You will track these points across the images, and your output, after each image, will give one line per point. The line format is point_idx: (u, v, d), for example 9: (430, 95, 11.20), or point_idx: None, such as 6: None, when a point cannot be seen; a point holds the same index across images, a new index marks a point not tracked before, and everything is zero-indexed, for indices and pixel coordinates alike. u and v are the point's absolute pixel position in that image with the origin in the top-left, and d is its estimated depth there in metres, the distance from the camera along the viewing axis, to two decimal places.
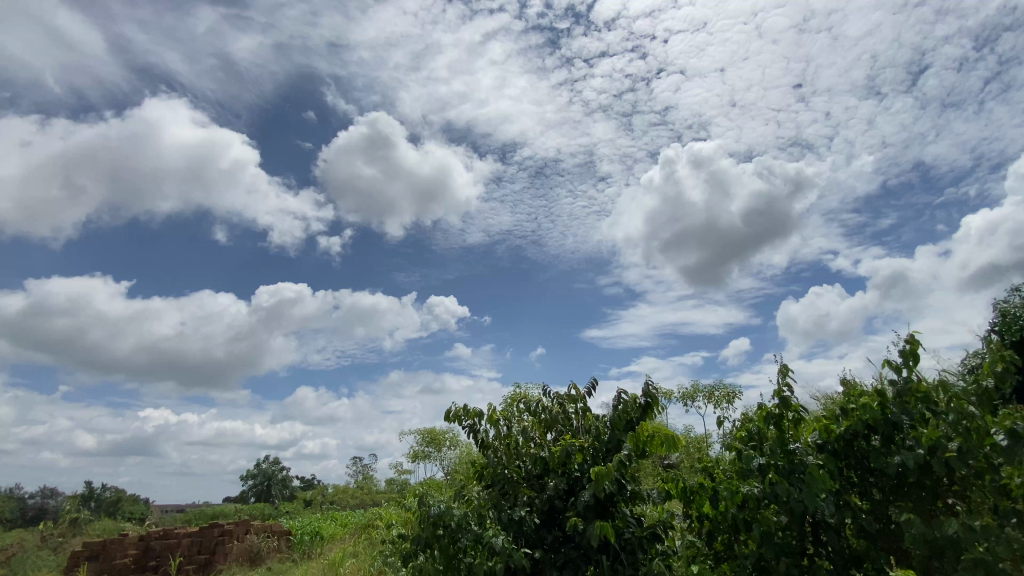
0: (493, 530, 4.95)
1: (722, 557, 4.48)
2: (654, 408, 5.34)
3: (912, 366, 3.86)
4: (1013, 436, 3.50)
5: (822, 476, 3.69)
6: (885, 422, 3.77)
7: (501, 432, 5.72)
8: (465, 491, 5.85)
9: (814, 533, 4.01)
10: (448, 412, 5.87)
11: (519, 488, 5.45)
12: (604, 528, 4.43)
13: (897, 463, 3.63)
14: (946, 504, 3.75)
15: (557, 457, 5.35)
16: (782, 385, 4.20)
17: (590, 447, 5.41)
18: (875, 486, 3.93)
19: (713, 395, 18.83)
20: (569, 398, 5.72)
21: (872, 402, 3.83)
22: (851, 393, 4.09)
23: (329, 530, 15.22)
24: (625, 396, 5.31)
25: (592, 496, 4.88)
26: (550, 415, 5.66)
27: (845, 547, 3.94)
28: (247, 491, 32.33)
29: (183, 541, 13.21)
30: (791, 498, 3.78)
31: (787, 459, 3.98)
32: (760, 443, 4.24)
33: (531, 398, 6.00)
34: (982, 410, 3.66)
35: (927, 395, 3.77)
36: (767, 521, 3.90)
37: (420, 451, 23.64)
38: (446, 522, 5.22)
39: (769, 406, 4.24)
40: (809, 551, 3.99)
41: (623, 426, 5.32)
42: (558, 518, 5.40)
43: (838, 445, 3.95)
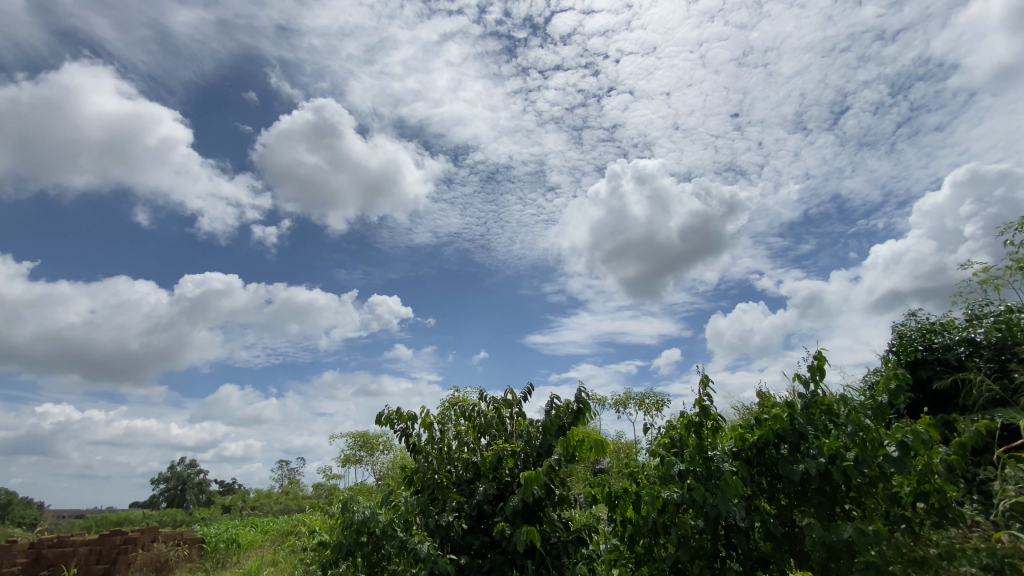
0: (419, 536, 4.84)
1: (642, 560, 4.62)
2: (586, 414, 5.44)
3: (819, 381, 4.16)
4: (902, 448, 3.83)
5: (735, 482, 3.88)
6: (793, 432, 4.04)
7: (435, 436, 5.64)
8: (393, 497, 5.70)
9: (727, 536, 4.20)
10: (381, 415, 5.70)
11: (449, 493, 5.36)
12: (530, 533, 4.44)
13: (802, 470, 3.88)
14: (843, 509, 4.05)
15: (489, 461, 5.29)
16: (703, 395, 4.41)
17: (522, 452, 5.45)
18: (782, 492, 4.19)
19: (645, 403, 19.49)
20: (505, 402, 5.73)
21: (782, 413, 4.10)
22: (765, 404, 4.37)
23: (247, 537, 14.35)
24: (557, 403, 5.46)
25: (520, 501, 4.87)
26: (484, 419, 5.62)
27: (753, 550, 4.17)
28: (158, 496, 29.90)
29: (81, 550, 11.76)
30: (706, 503, 3.96)
31: (705, 465, 4.19)
32: (681, 449, 4.44)
33: (467, 402, 5.95)
34: (877, 423, 4.00)
35: (830, 408, 4.07)
36: (684, 525, 4.08)
37: (351, 455, 22.83)
38: (371, 528, 5.06)
39: (691, 414, 4.44)
40: (721, 553, 4.20)
41: (555, 431, 5.40)
42: (486, 524, 5.36)
43: (751, 453, 4.20)
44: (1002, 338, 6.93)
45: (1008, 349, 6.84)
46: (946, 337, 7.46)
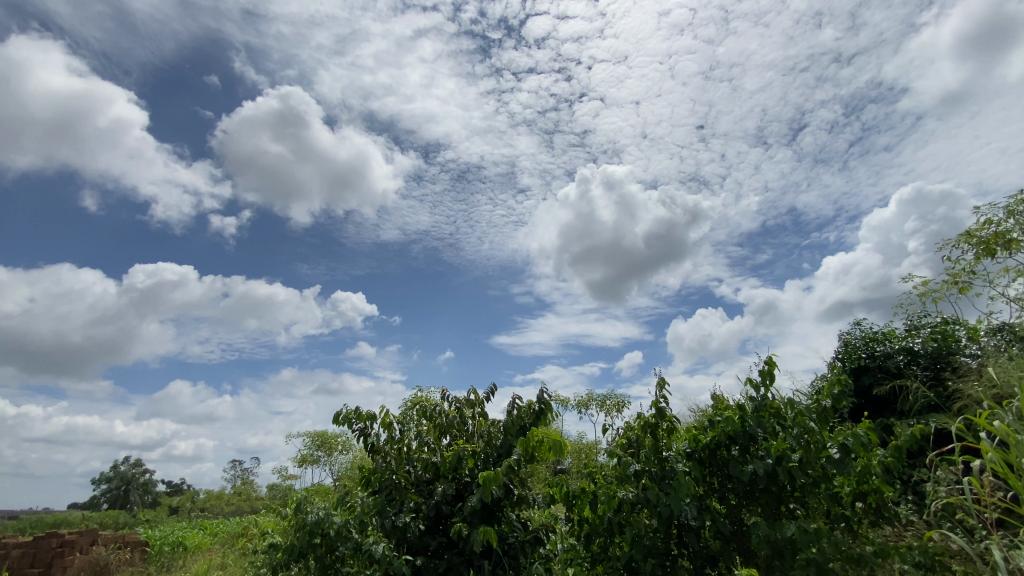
0: (374, 537, 4.76)
1: (597, 559, 4.69)
2: (547, 415, 5.48)
3: (768, 385, 4.33)
4: (843, 450, 4.03)
5: (688, 482, 4.00)
6: (743, 434, 4.18)
7: (394, 436, 5.56)
8: (349, 498, 5.58)
9: (679, 535, 4.31)
10: (338, 414, 5.58)
11: (406, 493, 5.28)
12: (487, 534, 4.43)
13: (750, 470, 4.04)
14: (788, 508, 4.23)
15: (449, 462, 5.24)
16: (660, 396, 4.52)
17: (482, 452, 5.43)
18: (731, 492, 4.33)
19: (606, 404, 19.81)
20: (467, 403, 5.71)
21: (734, 415, 4.24)
22: (718, 406, 4.51)
23: (195, 540, 13.74)
24: (519, 403, 5.48)
25: (479, 501, 4.85)
26: (446, 419, 5.58)
27: (703, 548, 4.30)
28: (98, 496, 28.28)
29: (12, 553, 11.08)
30: (660, 502, 4.06)
31: (659, 465, 4.30)
32: (638, 450, 4.54)
33: (429, 402, 5.89)
34: (821, 426, 4.20)
35: (778, 411, 4.23)
36: (638, 524, 4.18)
37: (308, 455, 22.23)
38: (324, 529, 4.94)
39: (648, 415, 4.55)
40: (673, 552, 4.31)
41: (516, 431, 5.41)
42: (444, 525, 5.32)
43: (704, 454, 4.33)
44: (938, 348, 7.43)
45: (943, 358, 7.33)
46: (888, 346, 7.88)
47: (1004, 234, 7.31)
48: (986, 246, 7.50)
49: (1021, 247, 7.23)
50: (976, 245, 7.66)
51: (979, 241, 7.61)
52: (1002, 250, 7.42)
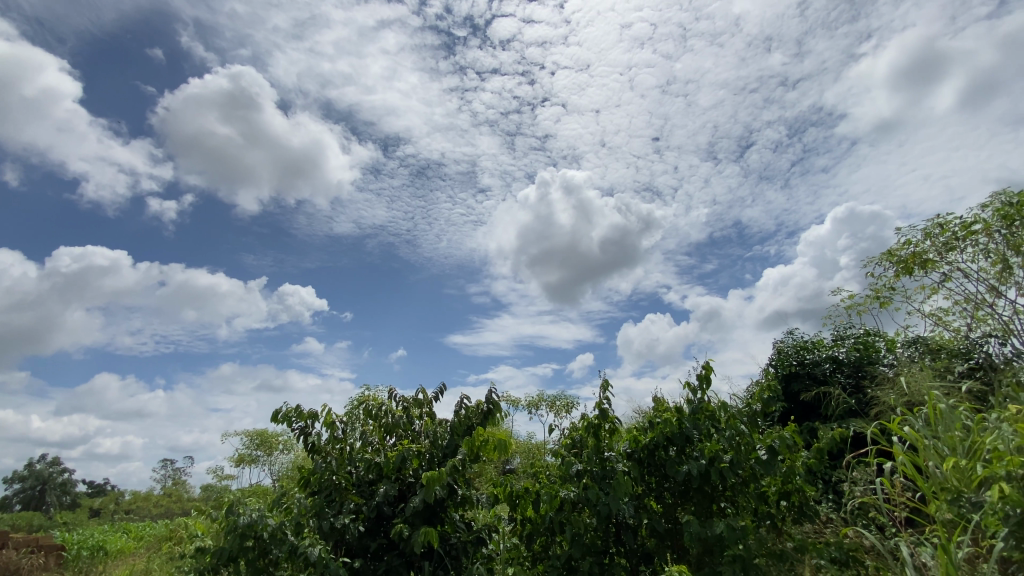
0: (310, 539, 4.61)
1: (538, 558, 4.74)
2: (495, 416, 5.48)
3: (705, 389, 4.52)
4: (770, 451, 4.26)
5: (626, 481, 4.12)
6: (680, 435, 4.35)
7: (336, 436, 5.41)
8: (286, 499, 5.38)
9: (617, 533, 4.43)
10: (277, 412, 5.37)
11: (347, 494, 5.15)
12: (428, 535, 4.39)
13: (685, 470, 4.20)
14: (719, 506, 4.42)
15: (392, 462, 5.14)
16: (603, 398, 4.65)
17: (427, 452, 5.36)
18: (667, 491, 4.50)
19: (556, 404, 20.10)
20: (415, 402, 5.64)
21: (672, 417, 4.42)
22: (658, 408, 4.68)
23: (117, 543, 12.83)
24: (467, 403, 5.46)
25: (421, 502, 4.79)
26: (392, 419, 5.49)
27: (639, 545, 4.43)
28: (8, 497, 25.92)
29: None
30: (599, 501, 4.16)
31: (601, 465, 4.42)
32: (581, 450, 4.63)
33: (374, 401, 5.78)
34: (751, 428, 4.43)
35: (713, 413, 4.43)
36: (578, 523, 4.27)
37: (246, 454, 21.25)
38: (258, 532, 4.73)
39: (592, 416, 4.67)
40: (611, 550, 4.42)
41: (463, 431, 5.39)
42: (385, 526, 5.22)
43: (643, 454, 4.48)
44: (859, 357, 8.02)
45: (863, 367, 7.91)
46: (817, 354, 8.38)
47: (921, 254, 7.96)
48: (906, 265, 8.14)
49: (935, 266, 7.90)
50: (896, 263, 8.30)
51: (900, 260, 8.26)
52: (919, 269, 8.09)
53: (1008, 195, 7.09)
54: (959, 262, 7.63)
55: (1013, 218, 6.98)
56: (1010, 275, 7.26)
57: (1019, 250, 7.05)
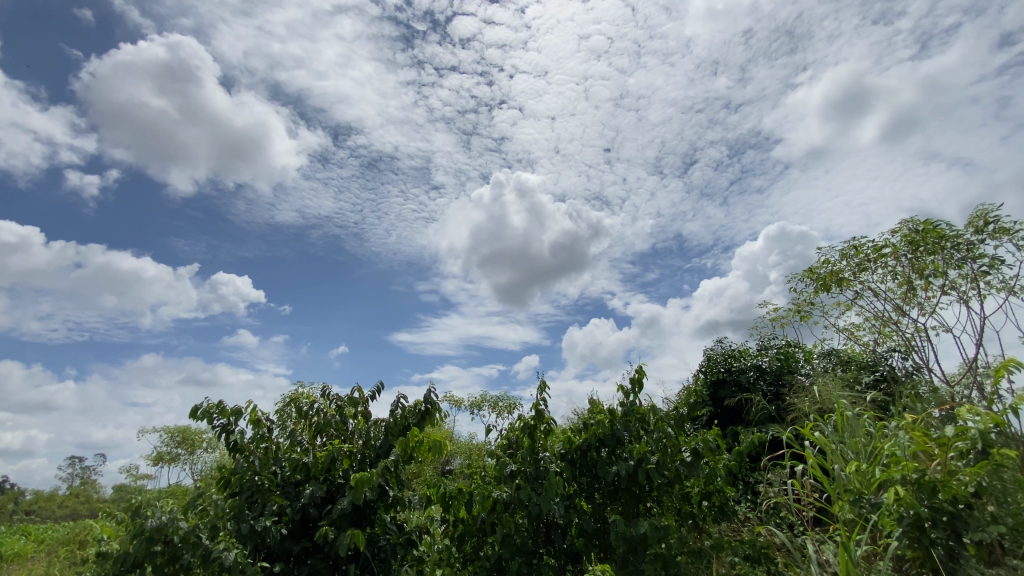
0: (226, 543, 4.35)
1: (469, 559, 4.71)
2: (432, 416, 5.40)
3: (637, 392, 4.66)
4: (694, 454, 4.44)
5: (557, 482, 4.18)
6: (611, 437, 4.47)
7: (261, 434, 5.14)
8: (202, 500, 5.05)
9: (547, 533, 4.48)
10: (196, 408, 5.03)
11: (270, 495, 4.89)
12: (354, 537, 4.25)
13: (614, 471, 4.32)
14: (646, 506, 4.57)
15: (321, 462, 4.94)
16: (540, 399, 4.71)
17: (359, 452, 5.19)
18: (597, 491, 4.60)
19: (498, 405, 20.16)
20: (349, 401, 5.45)
21: (604, 418, 4.53)
22: (593, 410, 4.78)
23: (10, 548, 11.60)
24: (404, 403, 5.34)
25: (349, 503, 4.62)
26: (323, 418, 5.28)
27: (567, 545, 4.51)
28: None
29: None
30: (530, 501, 4.20)
31: (534, 466, 4.46)
32: (516, 451, 4.66)
33: (306, 398, 5.55)
34: (677, 431, 4.61)
35: (643, 416, 4.59)
36: (508, 523, 4.29)
37: (166, 453, 19.85)
38: (167, 535, 4.40)
39: (528, 417, 4.71)
40: (540, 551, 4.46)
41: (398, 431, 5.26)
42: (310, 528, 5.01)
43: (576, 455, 4.56)
44: (780, 366, 8.57)
45: (783, 376, 8.46)
46: (743, 362, 8.84)
47: (838, 273, 8.62)
48: (824, 282, 8.79)
49: (849, 285, 8.58)
50: (816, 280, 8.94)
51: (819, 277, 8.90)
52: (835, 286, 8.76)
53: (915, 222, 7.79)
54: (870, 282, 8.33)
55: (918, 244, 7.67)
56: (913, 296, 8.00)
57: (921, 274, 7.80)
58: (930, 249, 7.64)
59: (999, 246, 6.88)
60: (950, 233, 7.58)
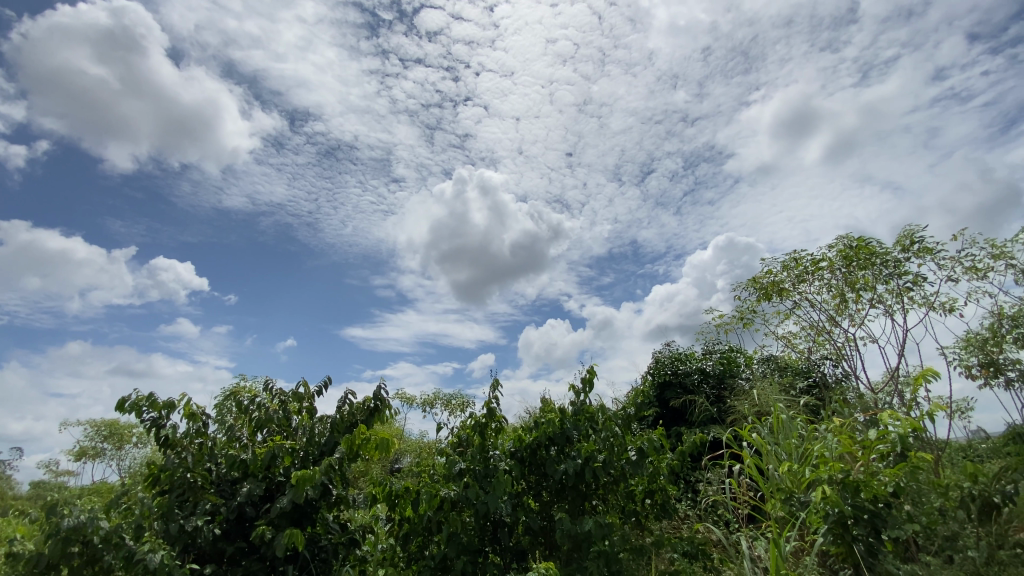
0: (151, 544, 4.08)
1: (413, 558, 4.64)
2: (380, 414, 5.27)
3: (588, 391, 4.73)
4: (639, 453, 4.55)
5: (506, 480, 4.18)
6: (561, 435, 4.51)
7: (196, 429, 4.86)
8: (127, 498, 4.71)
9: (493, 532, 4.47)
10: (123, 400, 4.69)
11: (203, 494, 4.62)
12: (292, 537, 4.08)
13: (562, 469, 4.37)
14: (591, 504, 4.64)
15: (260, 460, 4.73)
16: (492, 397, 4.71)
17: (301, 449, 4.99)
18: (545, 489, 4.64)
19: (451, 403, 20.00)
20: (294, 397, 5.25)
21: (555, 417, 4.58)
22: (544, 409, 4.81)
23: None
24: (352, 400, 5.19)
25: (289, 502, 4.45)
26: (265, 413, 5.06)
27: (514, 543, 4.52)
28: None
29: None
30: (477, 500, 4.19)
31: (483, 464, 4.46)
32: (466, 449, 4.63)
33: (248, 392, 5.30)
34: (624, 431, 4.71)
35: (592, 415, 4.66)
36: (454, 522, 4.26)
37: (89, 447, 18.47)
38: (85, 535, 4.07)
39: (479, 415, 4.70)
40: (485, 549, 4.45)
41: (344, 428, 5.10)
42: (246, 528, 4.79)
43: (525, 453, 4.58)
44: (722, 370, 8.94)
45: (725, 379, 8.83)
46: (688, 365, 9.16)
47: (779, 283, 9.07)
48: (766, 292, 9.23)
49: (788, 294, 9.05)
50: (759, 289, 9.38)
51: (761, 287, 9.35)
52: (776, 296, 9.22)
53: (849, 239, 8.32)
54: (808, 292, 8.81)
55: (851, 259, 8.20)
56: (845, 307, 8.53)
57: (853, 287, 8.32)
58: (862, 264, 8.17)
59: (922, 265, 7.44)
60: (880, 250, 8.13)
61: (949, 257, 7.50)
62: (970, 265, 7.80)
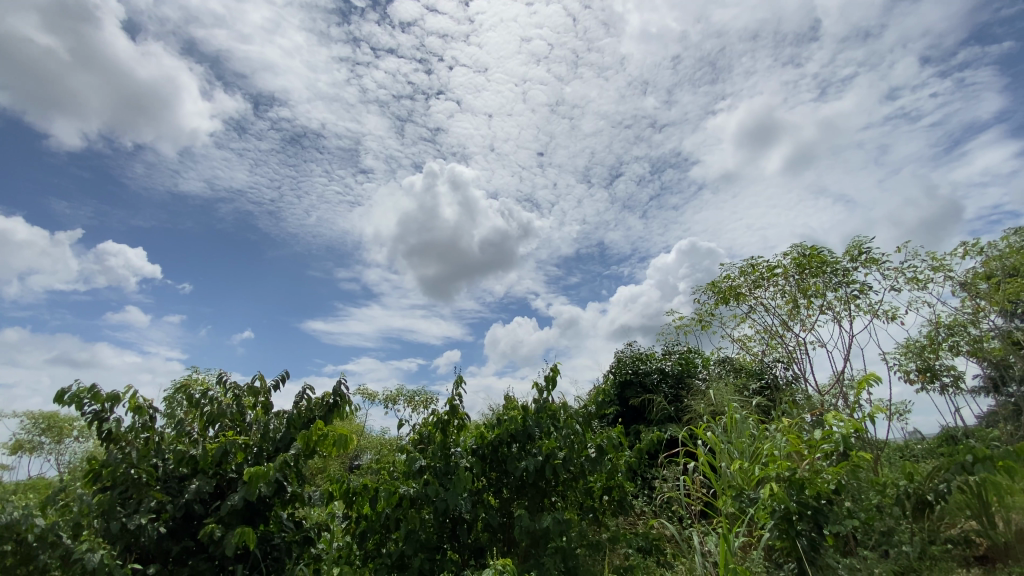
0: (91, 542, 3.87)
1: (369, 556, 4.58)
2: (339, 410, 5.17)
3: (551, 389, 4.78)
4: (599, 450, 4.63)
5: (466, 477, 4.18)
6: (523, 432, 4.55)
7: (143, 423, 4.64)
8: (65, 495, 4.45)
9: (452, 528, 4.46)
10: (62, 391, 4.43)
11: (148, 491, 4.41)
12: (243, 536, 3.96)
13: (523, 466, 4.39)
14: (550, 501, 4.69)
15: (211, 456, 4.55)
16: (455, 394, 4.69)
17: (255, 445, 4.84)
18: (505, 486, 4.67)
19: (414, 400, 19.80)
20: (249, 391, 5.07)
21: (517, 415, 4.61)
22: (507, 406, 4.83)
23: None
24: (310, 395, 5.06)
25: (241, 499, 4.30)
26: (217, 407, 4.87)
27: (472, 540, 4.53)
28: None
29: None
30: (437, 497, 4.18)
31: (444, 460, 4.44)
32: (427, 446, 4.62)
33: (199, 385, 5.10)
34: (585, 428, 4.78)
35: (554, 413, 4.71)
36: (413, 519, 4.23)
37: (24, 441, 17.35)
38: (18, 534, 3.81)
39: (441, 412, 4.68)
40: (443, 546, 4.44)
41: (302, 424, 4.97)
42: (194, 526, 4.62)
43: (486, 450, 4.57)
44: (681, 370, 9.20)
45: (683, 379, 9.08)
46: (648, 365, 9.37)
47: (736, 288, 9.40)
48: (724, 295, 9.55)
49: (745, 299, 9.39)
50: (717, 293, 9.70)
51: (719, 291, 9.66)
52: (733, 300, 9.54)
53: (803, 247, 8.69)
54: (763, 297, 9.17)
55: (804, 267, 8.57)
56: (797, 313, 8.91)
57: (805, 293, 8.71)
58: (814, 272, 8.55)
59: (868, 274, 7.84)
60: (831, 259, 8.52)
61: (893, 268, 7.93)
62: (911, 276, 8.26)
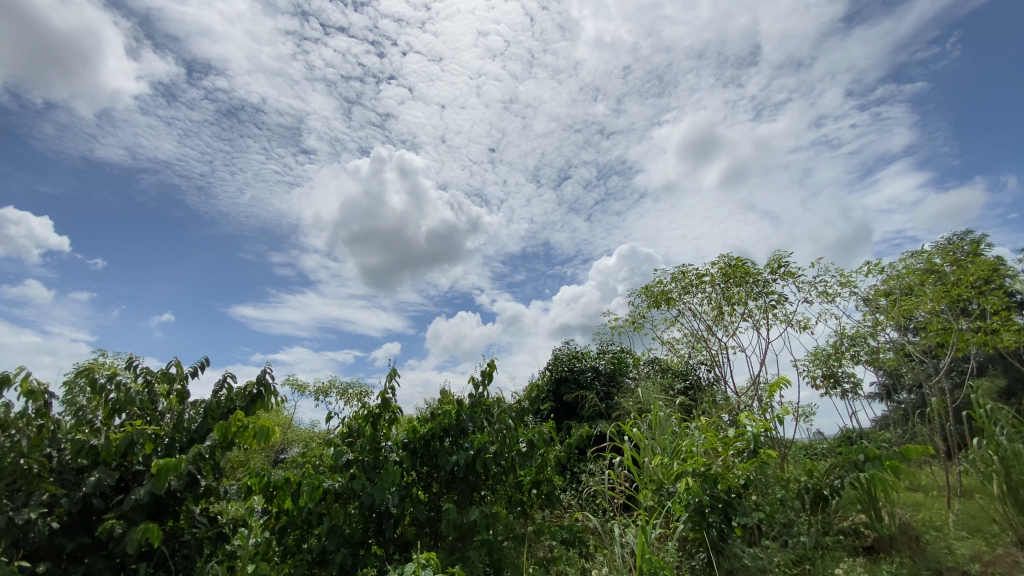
0: None
1: (288, 552, 4.41)
2: (263, 401, 4.93)
3: (486, 384, 4.81)
4: (529, 445, 4.71)
5: (395, 471, 4.13)
6: (455, 427, 4.56)
7: (37, 409, 4.21)
8: None
9: (378, 523, 4.40)
10: None
11: (40, 483, 4.01)
12: (147, 532, 3.70)
13: (454, 461, 4.37)
14: (479, 494, 4.72)
15: (115, 446, 4.20)
16: (387, 387, 4.63)
17: (167, 436, 4.53)
18: (434, 480, 4.65)
19: (348, 393, 19.24)
20: (163, 378, 4.74)
21: (451, 409, 4.61)
22: (441, 400, 4.82)
23: None
24: (231, 384, 4.80)
25: (147, 493, 4.00)
26: (125, 395, 4.51)
27: (398, 534, 4.50)
28: None
29: None
30: (363, 491, 4.10)
31: (373, 454, 4.38)
32: (356, 439, 4.53)
33: (106, 370, 4.69)
34: (516, 423, 4.87)
35: (488, 408, 4.77)
36: (337, 513, 4.13)
37: None
38: None
39: (373, 405, 4.60)
40: (368, 541, 4.35)
41: (220, 415, 4.70)
42: (93, 521, 4.26)
43: (418, 444, 4.53)
44: (613, 369, 9.54)
45: (614, 377, 9.43)
46: (583, 363, 9.63)
47: (667, 293, 9.86)
48: (656, 299, 10.00)
49: (675, 304, 9.87)
50: (650, 297, 10.13)
51: (652, 294, 10.11)
52: (664, 304, 10.01)
53: (729, 258, 9.25)
54: (691, 303, 9.68)
55: (730, 276, 9.14)
56: (721, 319, 9.48)
57: (729, 301, 9.29)
58: (738, 282, 9.14)
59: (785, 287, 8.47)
60: (754, 271, 9.13)
61: (807, 281, 8.61)
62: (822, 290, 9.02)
